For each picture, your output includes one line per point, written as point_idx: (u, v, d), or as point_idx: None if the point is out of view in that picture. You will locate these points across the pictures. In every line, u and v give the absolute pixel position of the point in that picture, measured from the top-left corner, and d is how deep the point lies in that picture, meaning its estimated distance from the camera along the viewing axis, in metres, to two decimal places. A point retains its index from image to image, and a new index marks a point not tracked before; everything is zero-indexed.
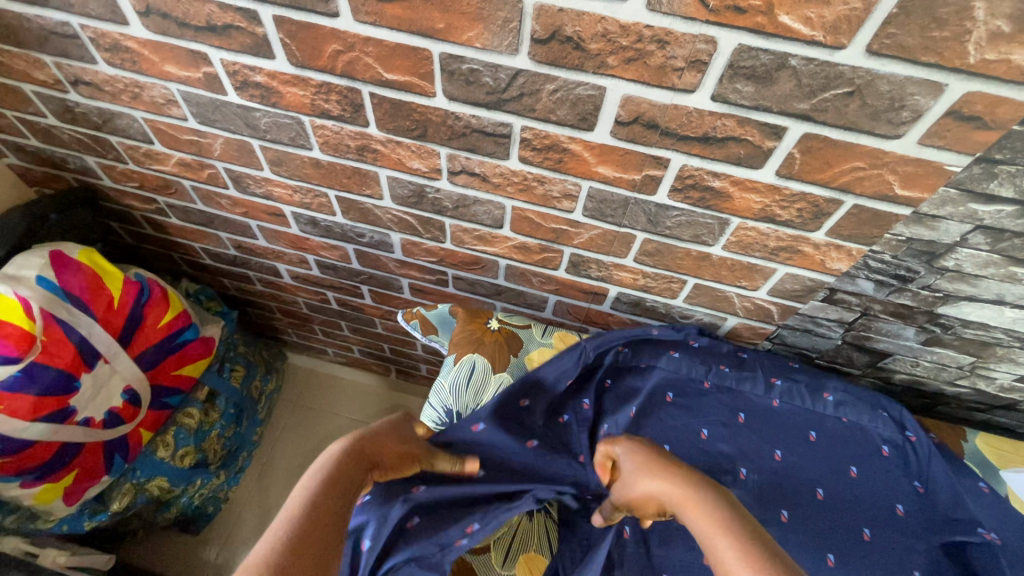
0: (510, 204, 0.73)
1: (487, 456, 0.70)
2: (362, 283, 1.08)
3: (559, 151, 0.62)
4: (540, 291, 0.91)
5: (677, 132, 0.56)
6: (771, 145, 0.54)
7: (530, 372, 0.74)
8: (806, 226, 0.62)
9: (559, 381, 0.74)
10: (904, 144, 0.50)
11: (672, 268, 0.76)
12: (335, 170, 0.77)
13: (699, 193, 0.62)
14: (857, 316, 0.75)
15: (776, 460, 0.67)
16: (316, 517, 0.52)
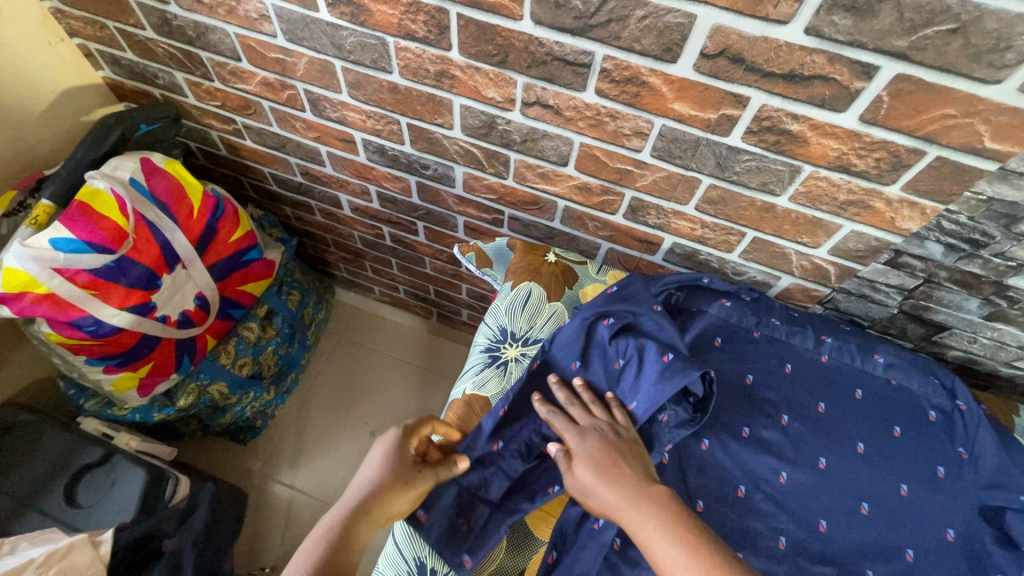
0: (578, 139, 0.74)
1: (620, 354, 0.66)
2: (418, 219, 1.11)
3: (638, 85, 0.63)
4: (593, 237, 0.93)
5: (762, 68, 0.56)
6: (859, 86, 0.53)
7: (666, 277, 0.74)
8: (882, 178, 0.61)
9: (665, 290, 0.74)
10: (1002, 90, 0.49)
11: (733, 218, 0.76)
12: (411, 96, 0.80)
13: (775, 136, 0.62)
14: (920, 283, 0.74)
15: (819, 412, 0.68)
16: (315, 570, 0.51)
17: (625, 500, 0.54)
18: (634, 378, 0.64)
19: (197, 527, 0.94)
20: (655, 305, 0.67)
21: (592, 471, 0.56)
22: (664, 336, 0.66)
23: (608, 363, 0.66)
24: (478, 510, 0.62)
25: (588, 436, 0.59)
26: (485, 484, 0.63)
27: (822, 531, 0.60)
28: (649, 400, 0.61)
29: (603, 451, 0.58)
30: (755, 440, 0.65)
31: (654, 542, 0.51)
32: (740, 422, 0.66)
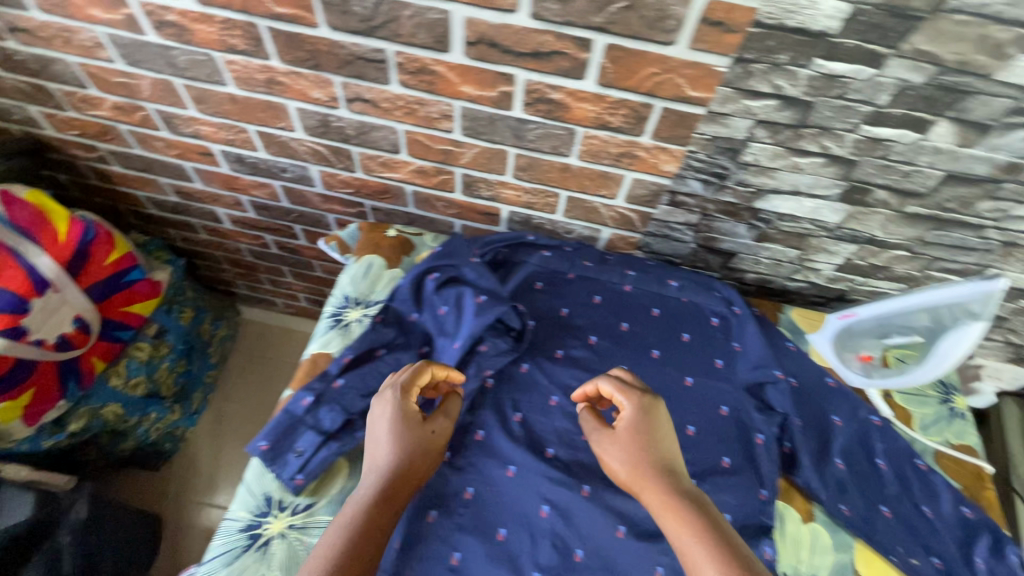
0: (401, 127, 0.86)
1: (444, 303, 0.76)
2: (295, 223, 1.19)
3: (428, 73, 0.75)
4: (446, 217, 1.04)
5: (513, 49, 0.69)
6: (585, 56, 0.67)
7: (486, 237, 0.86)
8: (634, 131, 0.76)
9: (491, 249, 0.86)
10: (679, 49, 0.64)
11: (544, 181, 0.89)
12: (250, 104, 0.88)
13: (545, 105, 0.75)
14: (699, 218, 0.89)
15: (622, 329, 0.81)
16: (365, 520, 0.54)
17: (655, 476, 0.57)
18: (458, 322, 0.75)
19: (78, 518, 1.02)
20: (473, 256, 0.78)
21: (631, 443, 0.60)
22: (482, 282, 0.77)
23: (436, 313, 0.76)
24: (310, 438, 0.66)
25: (645, 406, 0.61)
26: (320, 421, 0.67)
27: (620, 421, 0.73)
28: (467, 336, 0.72)
29: (641, 437, 0.60)
30: (566, 357, 0.77)
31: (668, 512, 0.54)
32: (555, 345, 0.78)
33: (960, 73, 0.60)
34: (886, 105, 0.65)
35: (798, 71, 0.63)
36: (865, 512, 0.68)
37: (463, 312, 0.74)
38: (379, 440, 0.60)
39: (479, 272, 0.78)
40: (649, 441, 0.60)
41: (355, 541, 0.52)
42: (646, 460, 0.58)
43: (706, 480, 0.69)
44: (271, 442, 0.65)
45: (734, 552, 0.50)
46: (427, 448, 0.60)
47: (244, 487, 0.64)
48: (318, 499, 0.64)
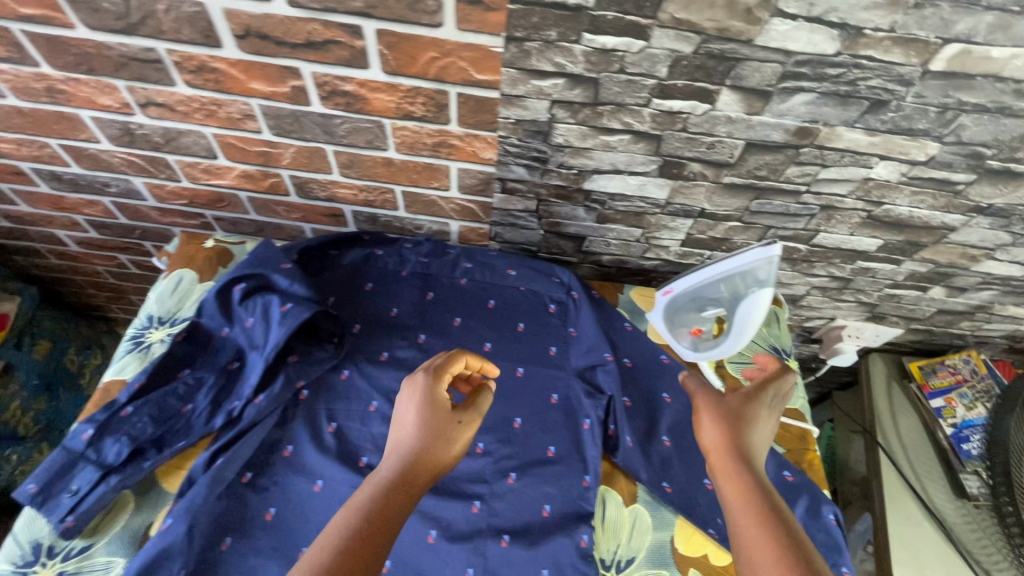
0: (208, 130, 0.80)
1: (250, 315, 0.71)
2: (143, 240, 1.11)
3: (211, 71, 0.70)
4: (292, 222, 0.99)
5: (286, 41, 0.65)
6: (361, 44, 0.64)
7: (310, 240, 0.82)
8: (440, 119, 0.73)
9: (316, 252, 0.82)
10: (449, 31, 0.61)
11: (373, 177, 0.85)
12: (40, 116, 0.81)
13: (342, 98, 0.72)
14: (537, 204, 0.88)
15: (455, 325, 0.79)
16: (383, 511, 0.49)
17: (734, 460, 0.56)
18: (265, 333, 0.70)
19: None
20: (284, 262, 0.74)
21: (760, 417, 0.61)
22: (293, 288, 0.73)
23: (246, 327, 0.72)
24: (89, 475, 0.61)
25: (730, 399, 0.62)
26: (102, 457, 0.62)
27: None
28: (271, 348, 0.68)
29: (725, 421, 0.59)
30: (391, 359, 0.74)
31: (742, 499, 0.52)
32: (381, 348, 0.75)
33: (722, 41, 0.59)
34: (666, 77, 0.64)
35: (572, 47, 0.62)
36: (686, 487, 0.69)
37: (269, 322, 0.70)
38: (407, 424, 0.56)
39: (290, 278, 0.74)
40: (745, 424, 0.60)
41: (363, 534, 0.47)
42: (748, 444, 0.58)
43: (528, 473, 0.68)
44: (41, 485, 0.60)
45: (790, 543, 0.48)
46: (454, 435, 0.56)
47: (7, 538, 0.59)
48: (96, 540, 0.60)
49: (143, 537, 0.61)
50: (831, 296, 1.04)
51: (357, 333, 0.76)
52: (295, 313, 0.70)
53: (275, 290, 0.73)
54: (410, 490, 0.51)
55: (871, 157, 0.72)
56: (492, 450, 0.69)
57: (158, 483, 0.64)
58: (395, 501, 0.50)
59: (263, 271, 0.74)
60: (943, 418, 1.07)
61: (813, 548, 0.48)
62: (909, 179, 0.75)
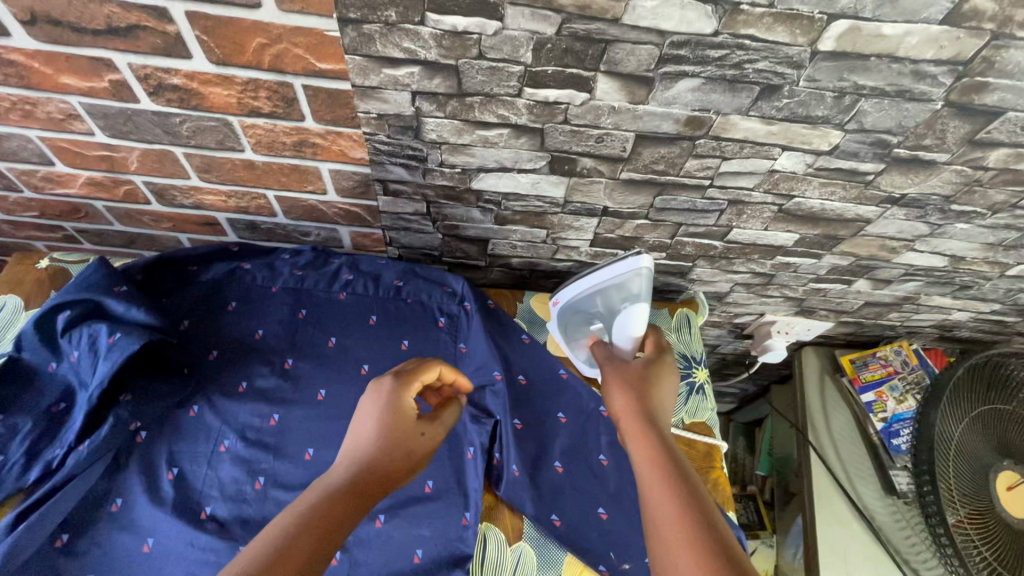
0: (31, 133, 0.69)
1: (73, 348, 0.62)
2: (5, 256, 0.99)
3: (9, 65, 0.60)
4: (165, 232, 0.89)
5: (84, 27, 0.55)
6: (173, 29, 0.54)
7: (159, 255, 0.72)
8: (292, 115, 0.64)
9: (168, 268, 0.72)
10: (272, 13, 0.53)
11: (238, 181, 0.76)
12: None
13: (174, 93, 0.62)
14: (427, 206, 0.79)
15: (329, 346, 0.71)
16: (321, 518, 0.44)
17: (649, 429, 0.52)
18: (91, 368, 0.61)
19: None
20: (117, 284, 0.64)
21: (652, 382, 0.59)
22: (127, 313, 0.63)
23: (71, 363, 0.62)
24: None
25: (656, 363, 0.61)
26: None
27: (307, 458, 0.62)
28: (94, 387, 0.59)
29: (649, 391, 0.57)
30: (249, 390, 0.66)
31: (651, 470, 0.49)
32: (240, 378, 0.66)
33: (586, 20, 0.52)
34: (533, 63, 0.56)
35: (417, 30, 0.53)
36: (578, 518, 0.63)
37: (95, 356, 0.61)
38: (366, 428, 0.52)
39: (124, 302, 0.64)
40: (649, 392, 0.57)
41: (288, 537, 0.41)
42: (650, 412, 0.54)
43: (399, 514, 0.60)
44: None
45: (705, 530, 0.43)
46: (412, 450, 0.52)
47: None
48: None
49: None
50: (756, 292, 0.99)
51: (213, 361, 0.67)
52: (124, 344, 0.60)
53: (105, 317, 0.63)
54: (356, 503, 0.46)
55: (773, 148, 0.66)
56: None
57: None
58: (339, 510, 0.45)
59: (90, 295, 0.64)
60: (874, 413, 1.02)
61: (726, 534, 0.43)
62: (816, 170, 0.69)
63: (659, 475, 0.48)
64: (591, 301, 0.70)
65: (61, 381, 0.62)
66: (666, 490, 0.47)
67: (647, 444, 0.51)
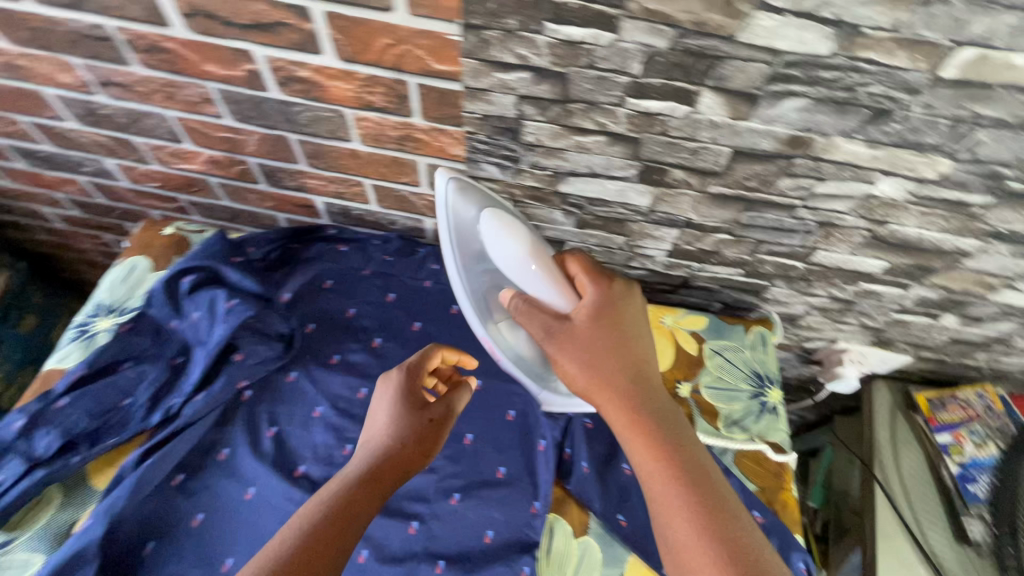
0: (169, 113, 0.77)
1: (195, 308, 0.69)
2: (123, 221, 1.10)
3: (163, 52, 0.67)
4: (265, 210, 0.96)
5: (234, 21, 0.61)
6: (310, 27, 0.59)
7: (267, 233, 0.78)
8: (402, 110, 0.68)
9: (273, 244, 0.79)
10: (402, 17, 0.56)
11: (341, 169, 0.81)
12: (5, 92, 0.79)
13: (300, 85, 0.68)
14: (512, 204, 0.82)
15: (413, 329, 0.75)
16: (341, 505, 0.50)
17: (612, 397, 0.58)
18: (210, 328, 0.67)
19: None
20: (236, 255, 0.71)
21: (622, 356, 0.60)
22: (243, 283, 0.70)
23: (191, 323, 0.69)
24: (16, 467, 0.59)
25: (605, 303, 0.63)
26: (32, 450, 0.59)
27: None
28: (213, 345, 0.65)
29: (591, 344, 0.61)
30: (342, 363, 0.71)
31: (658, 471, 0.54)
32: (333, 351, 0.72)
33: (700, 36, 0.53)
34: (641, 75, 0.58)
35: (534, 38, 0.56)
36: (644, 522, 0.64)
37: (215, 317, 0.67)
38: (379, 423, 0.58)
39: (240, 270, 0.70)
40: (600, 359, 0.60)
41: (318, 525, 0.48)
42: (613, 387, 0.58)
43: (472, 495, 0.63)
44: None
45: (718, 536, 0.50)
46: (426, 438, 0.58)
47: None
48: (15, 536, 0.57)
49: (67, 534, 0.58)
50: (832, 317, 0.96)
51: (309, 333, 0.72)
52: (240, 309, 0.66)
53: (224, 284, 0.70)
54: (371, 488, 0.52)
55: (873, 172, 0.64)
56: (438, 466, 0.64)
57: (88, 479, 0.61)
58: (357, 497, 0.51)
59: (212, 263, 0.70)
60: (949, 454, 0.97)
61: (754, 540, 0.51)
62: (917, 198, 0.67)
63: (673, 489, 0.53)
64: (468, 242, 0.65)
65: (182, 337, 0.69)
66: (677, 497, 0.52)
67: (659, 454, 0.55)
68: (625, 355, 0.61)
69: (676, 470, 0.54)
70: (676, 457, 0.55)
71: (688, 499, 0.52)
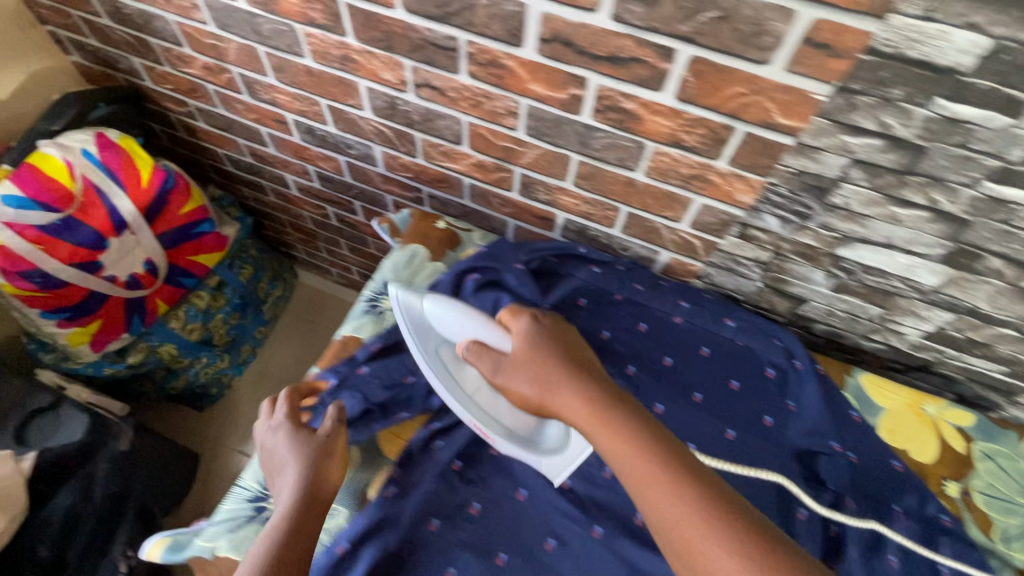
0: (465, 118, 0.83)
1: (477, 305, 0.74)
2: (354, 199, 1.21)
3: (498, 67, 0.72)
4: (500, 215, 1.02)
5: (589, 51, 0.64)
6: (666, 67, 0.61)
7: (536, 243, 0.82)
8: (710, 153, 0.69)
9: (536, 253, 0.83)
10: (773, 70, 0.57)
11: (606, 193, 0.84)
12: (324, 79, 0.89)
13: (616, 114, 0.70)
14: (771, 256, 0.81)
15: (665, 364, 0.76)
16: (301, 534, 0.62)
17: (611, 415, 0.57)
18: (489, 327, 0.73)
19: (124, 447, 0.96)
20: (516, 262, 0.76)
21: (566, 373, 0.62)
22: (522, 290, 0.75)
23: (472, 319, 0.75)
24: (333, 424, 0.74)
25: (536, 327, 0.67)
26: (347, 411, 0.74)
27: None
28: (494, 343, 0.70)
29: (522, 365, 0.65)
30: None
31: (643, 469, 0.53)
32: None
33: None
34: (1017, 161, 0.55)
35: (912, 109, 0.55)
36: None
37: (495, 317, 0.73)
38: (285, 452, 0.70)
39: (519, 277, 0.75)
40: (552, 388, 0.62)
41: (294, 534, 0.62)
42: (609, 412, 0.57)
43: None
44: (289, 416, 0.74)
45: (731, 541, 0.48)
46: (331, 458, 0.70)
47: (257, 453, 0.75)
48: (321, 489, 0.73)
49: (364, 494, 0.74)
50: None
51: None
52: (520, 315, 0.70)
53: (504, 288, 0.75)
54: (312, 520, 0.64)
55: None
56: None
57: (382, 450, 0.77)
58: (305, 527, 0.63)
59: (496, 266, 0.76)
60: None
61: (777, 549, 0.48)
62: None
63: (669, 489, 0.51)
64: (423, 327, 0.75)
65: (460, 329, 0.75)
66: (675, 505, 0.50)
67: (632, 441, 0.54)
68: (563, 387, 0.61)
69: (659, 470, 0.52)
70: (661, 465, 0.53)
71: (698, 511, 0.49)
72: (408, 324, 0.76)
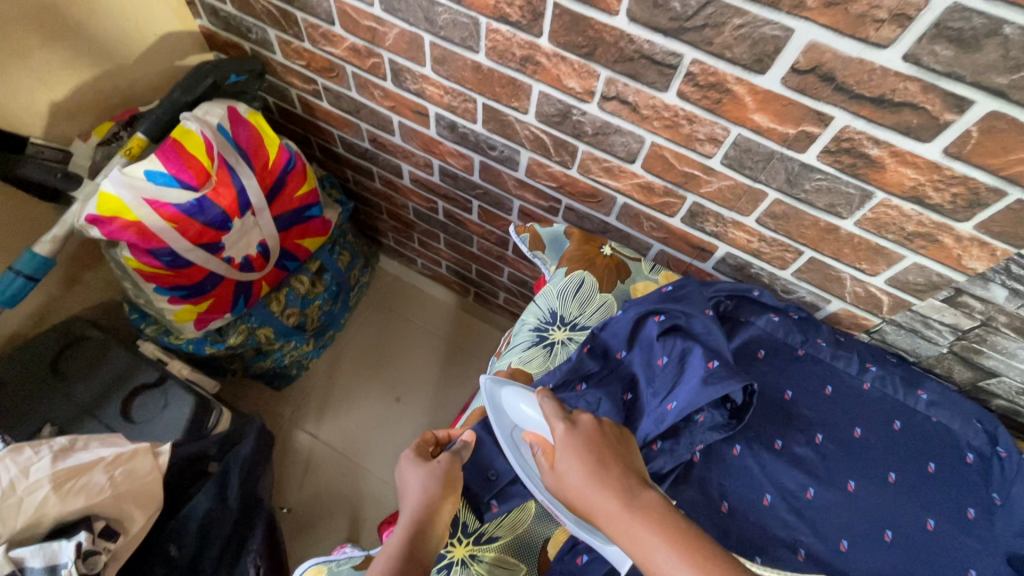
0: (651, 138, 0.76)
1: (661, 352, 0.70)
2: (474, 198, 1.15)
3: (721, 91, 0.64)
4: (646, 237, 0.95)
5: (852, 89, 0.56)
6: (949, 119, 0.54)
7: (717, 283, 0.78)
8: (956, 214, 0.62)
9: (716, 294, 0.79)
10: None
11: (793, 235, 0.77)
12: (492, 77, 0.82)
13: (852, 159, 0.63)
14: (976, 325, 0.73)
15: (854, 436, 0.70)
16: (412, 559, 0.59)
17: (626, 513, 0.54)
18: (675, 380, 0.67)
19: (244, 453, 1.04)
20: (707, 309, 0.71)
21: (578, 464, 0.57)
22: (713, 342, 0.69)
23: (653, 367, 0.70)
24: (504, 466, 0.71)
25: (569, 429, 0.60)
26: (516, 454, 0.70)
27: (842, 549, 0.63)
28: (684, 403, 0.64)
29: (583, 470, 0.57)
30: (787, 454, 0.68)
31: (643, 543, 0.51)
32: (773, 434, 0.70)
33: None
34: None
35: None
36: None
37: (684, 371, 0.67)
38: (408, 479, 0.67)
39: (711, 328, 0.69)
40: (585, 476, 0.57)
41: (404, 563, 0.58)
42: (613, 504, 0.54)
43: None
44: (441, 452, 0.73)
45: None
46: (447, 487, 0.66)
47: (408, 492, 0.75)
48: (499, 536, 0.69)
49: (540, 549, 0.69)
50: None
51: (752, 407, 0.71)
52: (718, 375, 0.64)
53: (692, 337, 0.70)
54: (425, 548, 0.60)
55: None
56: None
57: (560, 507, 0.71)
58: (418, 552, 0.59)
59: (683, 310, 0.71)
60: None
61: None
62: None
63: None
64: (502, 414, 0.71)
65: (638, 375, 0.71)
66: None
67: (657, 531, 0.52)
68: (599, 478, 0.56)
69: (691, 562, 0.50)
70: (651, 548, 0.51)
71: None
72: (579, 362, 0.72)
